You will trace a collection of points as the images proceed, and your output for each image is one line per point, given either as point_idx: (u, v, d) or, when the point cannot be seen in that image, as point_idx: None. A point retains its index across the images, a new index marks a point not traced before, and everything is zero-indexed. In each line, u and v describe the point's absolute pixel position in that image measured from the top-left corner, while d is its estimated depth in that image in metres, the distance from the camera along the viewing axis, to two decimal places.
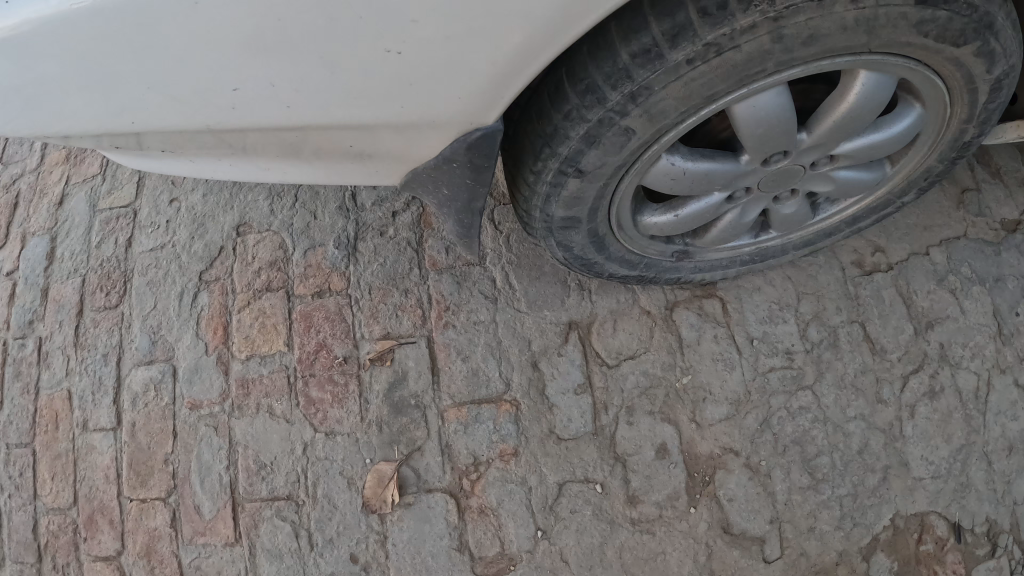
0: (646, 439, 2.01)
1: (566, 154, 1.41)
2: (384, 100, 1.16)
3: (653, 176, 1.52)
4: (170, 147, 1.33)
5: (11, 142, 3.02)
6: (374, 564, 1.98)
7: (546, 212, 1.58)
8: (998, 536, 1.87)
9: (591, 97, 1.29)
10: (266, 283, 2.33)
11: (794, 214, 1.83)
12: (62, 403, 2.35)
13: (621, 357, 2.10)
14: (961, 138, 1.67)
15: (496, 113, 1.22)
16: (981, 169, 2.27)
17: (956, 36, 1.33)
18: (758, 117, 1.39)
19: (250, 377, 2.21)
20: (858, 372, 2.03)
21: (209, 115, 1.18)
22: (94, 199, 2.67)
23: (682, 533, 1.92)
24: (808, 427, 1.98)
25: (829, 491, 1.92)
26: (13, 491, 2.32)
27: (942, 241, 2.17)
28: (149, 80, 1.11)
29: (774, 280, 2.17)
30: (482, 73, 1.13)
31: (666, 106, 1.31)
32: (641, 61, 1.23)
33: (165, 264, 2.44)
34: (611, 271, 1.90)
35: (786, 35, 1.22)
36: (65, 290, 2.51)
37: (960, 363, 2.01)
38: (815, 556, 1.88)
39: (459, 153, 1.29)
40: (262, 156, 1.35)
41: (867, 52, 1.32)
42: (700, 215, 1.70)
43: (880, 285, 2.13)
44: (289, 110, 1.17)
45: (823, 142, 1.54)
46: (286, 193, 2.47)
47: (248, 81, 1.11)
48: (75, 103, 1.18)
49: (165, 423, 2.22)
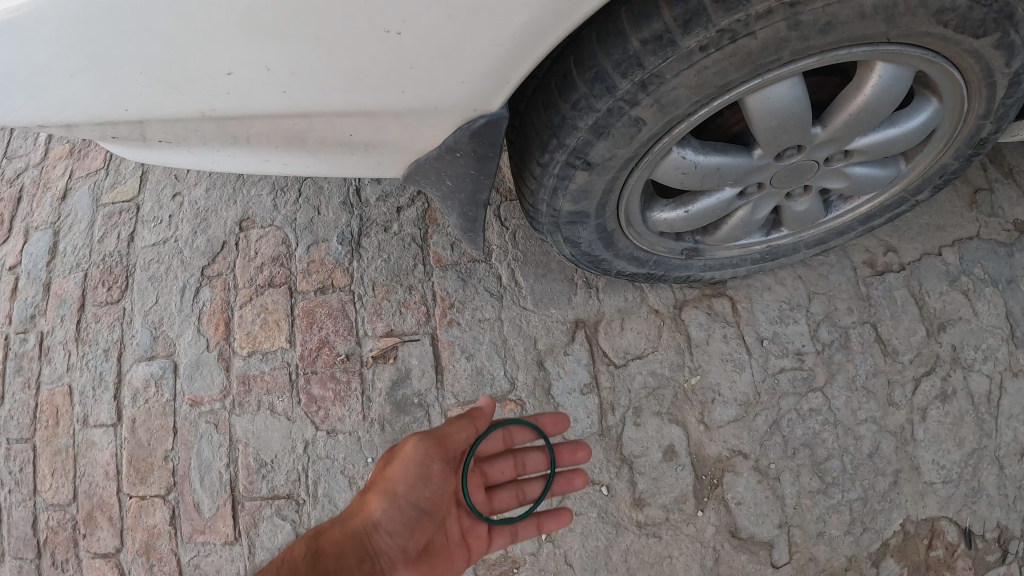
0: (653, 440, 1.97)
1: (574, 146, 1.37)
2: (385, 85, 1.12)
3: (663, 169, 1.49)
4: (171, 137, 1.31)
5: (15, 136, 2.97)
6: None
7: (553, 207, 1.54)
8: (1008, 542, 1.83)
9: (600, 85, 1.26)
10: (268, 279, 2.30)
11: (807, 211, 1.79)
12: (62, 398, 2.31)
13: (628, 357, 2.07)
14: (978, 134, 1.64)
15: (501, 99, 1.18)
16: (994, 169, 2.23)
17: (977, 27, 1.29)
18: (773, 108, 1.36)
19: (251, 374, 2.18)
20: (869, 373, 1.99)
21: (202, 101, 1.15)
22: (96, 194, 2.63)
23: (689, 537, 1.88)
24: (818, 429, 1.94)
25: (839, 496, 1.88)
26: (13, 486, 2.28)
27: (954, 241, 2.13)
28: (143, 63, 1.09)
29: (784, 279, 2.13)
30: (486, 56, 1.09)
31: (679, 96, 1.27)
32: (651, 48, 1.20)
33: (167, 259, 2.41)
34: (619, 268, 1.87)
35: (804, 21, 1.18)
36: (67, 285, 2.48)
37: (972, 366, 1.97)
38: (823, 561, 1.85)
39: (462, 142, 1.25)
40: (265, 146, 1.32)
41: (885, 42, 1.29)
42: (710, 211, 1.67)
43: (892, 285, 2.09)
44: (285, 96, 1.13)
45: (838, 137, 1.51)
46: (289, 187, 2.44)
47: (242, 64, 1.08)
48: (69, 92, 1.16)
49: (165, 420, 2.19)
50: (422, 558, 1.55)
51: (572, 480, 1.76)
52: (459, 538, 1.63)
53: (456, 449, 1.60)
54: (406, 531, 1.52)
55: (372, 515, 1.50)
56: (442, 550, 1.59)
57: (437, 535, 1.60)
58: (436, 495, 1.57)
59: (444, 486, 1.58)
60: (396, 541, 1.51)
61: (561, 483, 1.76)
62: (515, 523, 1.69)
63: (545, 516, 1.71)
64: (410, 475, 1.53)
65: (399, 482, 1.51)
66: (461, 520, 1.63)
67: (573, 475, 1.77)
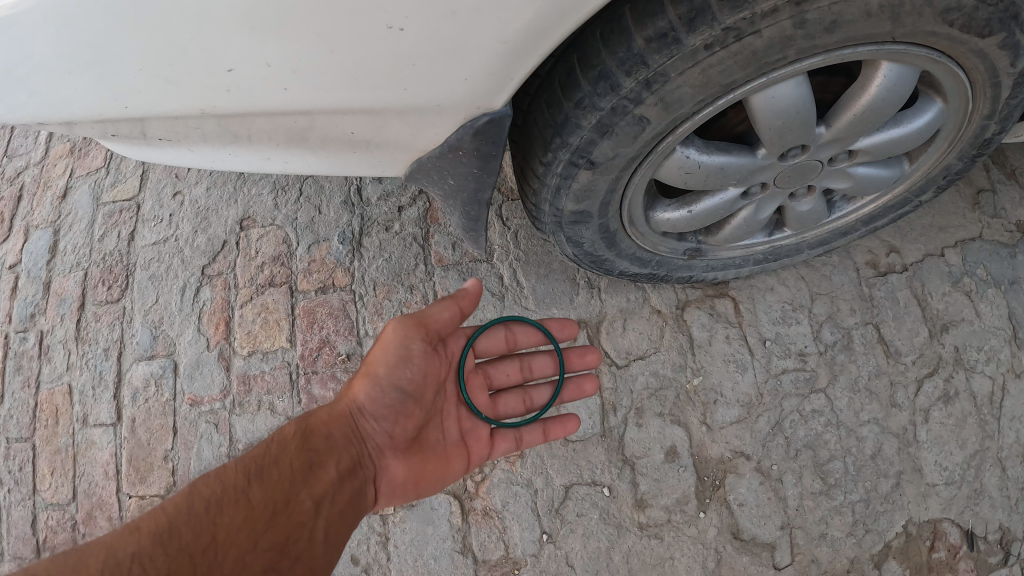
0: (655, 441, 1.96)
1: (577, 144, 1.36)
2: (388, 81, 1.11)
3: (667, 169, 1.48)
4: (171, 135, 1.30)
5: (16, 134, 2.96)
6: (376, 566, 1.95)
7: (556, 206, 1.54)
8: (1011, 544, 1.82)
9: (604, 84, 1.26)
10: (269, 278, 2.29)
11: (810, 211, 1.79)
12: (62, 397, 2.30)
13: (630, 357, 2.06)
14: (982, 135, 1.63)
15: (505, 96, 1.18)
16: (997, 170, 2.22)
17: (982, 26, 1.28)
18: (777, 108, 1.35)
19: (251, 373, 2.17)
20: (872, 375, 1.99)
21: (202, 98, 1.14)
22: (97, 192, 2.63)
23: (691, 538, 1.87)
24: (821, 430, 1.93)
25: (841, 497, 1.87)
26: (12, 485, 2.26)
27: (957, 242, 2.13)
28: (143, 59, 1.08)
29: (786, 280, 2.12)
30: (490, 53, 1.09)
31: (683, 94, 1.26)
32: (656, 46, 1.19)
33: (167, 258, 2.40)
34: (621, 268, 1.86)
35: (809, 20, 1.18)
36: (67, 284, 2.46)
37: (975, 367, 1.97)
38: (826, 563, 1.84)
39: (465, 140, 1.24)
40: (265, 144, 1.31)
41: (890, 41, 1.28)
42: (714, 211, 1.66)
43: (895, 286, 2.09)
44: (286, 92, 1.12)
45: (842, 136, 1.51)
46: (290, 186, 2.43)
47: (243, 60, 1.07)
48: (68, 88, 1.15)
49: (165, 419, 2.18)
50: (413, 447, 1.64)
51: (582, 385, 1.88)
52: (457, 438, 1.73)
53: (440, 330, 1.64)
54: (391, 418, 1.59)
55: (359, 398, 1.58)
56: (434, 443, 1.68)
57: (430, 428, 1.69)
58: (418, 377, 1.61)
59: (426, 365, 1.63)
60: (382, 426, 1.58)
61: (571, 389, 1.88)
62: (520, 427, 1.79)
63: (553, 423, 1.81)
64: (391, 358, 1.58)
65: (380, 365, 1.58)
66: (460, 422, 1.74)
67: (582, 381, 1.88)
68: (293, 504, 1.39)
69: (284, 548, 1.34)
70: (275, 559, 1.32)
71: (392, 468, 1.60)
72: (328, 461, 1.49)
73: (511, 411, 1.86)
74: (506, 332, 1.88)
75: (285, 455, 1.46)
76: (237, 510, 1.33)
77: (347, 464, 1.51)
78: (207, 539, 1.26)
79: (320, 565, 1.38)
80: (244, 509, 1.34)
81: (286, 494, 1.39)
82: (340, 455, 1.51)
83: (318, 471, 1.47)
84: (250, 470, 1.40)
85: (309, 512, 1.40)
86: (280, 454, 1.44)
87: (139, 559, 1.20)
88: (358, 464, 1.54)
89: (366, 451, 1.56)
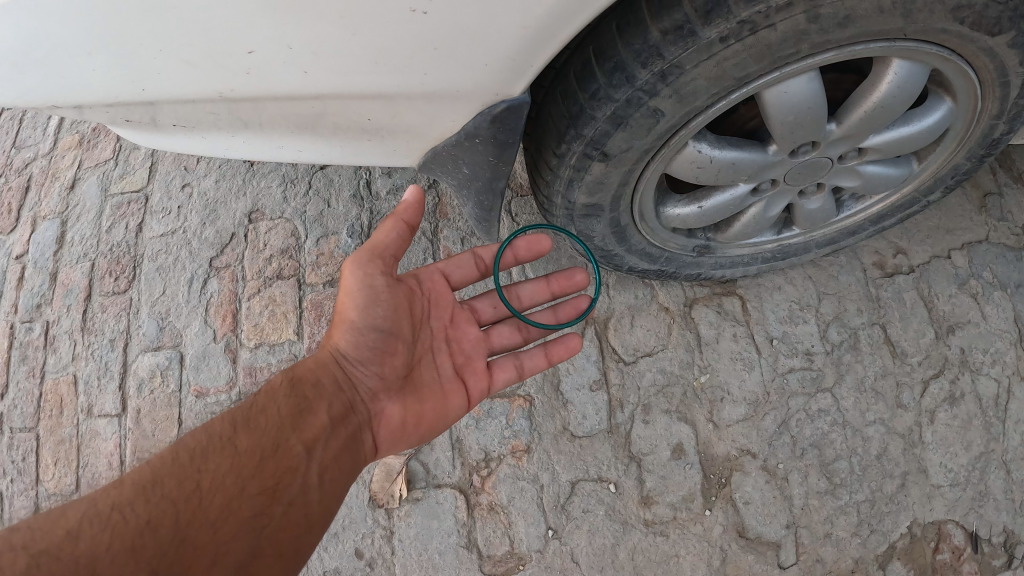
0: (661, 438, 1.96)
1: (592, 136, 1.36)
2: (409, 66, 1.12)
3: (679, 163, 1.49)
4: (185, 121, 1.31)
5: (24, 126, 2.97)
6: (380, 560, 1.95)
7: (568, 199, 1.54)
8: (1016, 547, 1.81)
9: (620, 75, 1.26)
10: (277, 271, 2.30)
11: (819, 209, 1.79)
12: (67, 387, 2.30)
13: (638, 354, 2.07)
14: (990, 135, 1.63)
15: (524, 83, 1.19)
16: (1003, 173, 2.23)
17: (992, 24, 1.29)
18: (789, 104, 1.36)
19: (258, 366, 2.17)
20: (878, 375, 1.99)
21: (220, 80, 1.15)
22: (106, 184, 2.63)
23: (696, 536, 1.87)
24: (827, 429, 1.94)
25: (846, 497, 1.87)
26: (15, 475, 2.25)
27: (964, 244, 2.13)
28: (162, 42, 1.09)
29: (794, 279, 2.13)
30: (511, 38, 1.09)
31: (698, 87, 1.27)
32: (672, 39, 1.20)
33: (175, 249, 2.40)
34: (631, 264, 1.87)
35: (823, 15, 1.18)
36: (74, 275, 2.47)
37: (980, 369, 1.97)
38: (830, 563, 1.83)
39: (482, 127, 1.25)
40: (279, 131, 1.32)
41: (903, 37, 1.29)
42: (724, 207, 1.67)
43: (902, 287, 2.09)
44: (306, 76, 1.13)
45: (853, 133, 1.51)
46: (300, 179, 2.44)
47: (263, 43, 1.08)
48: (85, 70, 1.16)
49: (170, 410, 2.17)
50: (407, 388, 1.64)
51: (579, 304, 1.91)
52: (453, 372, 1.72)
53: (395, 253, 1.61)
54: (379, 360, 1.59)
55: (342, 342, 1.58)
56: (428, 381, 1.67)
57: (421, 366, 1.68)
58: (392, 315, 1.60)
59: (395, 299, 1.61)
60: (373, 369, 1.58)
61: (566, 308, 1.91)
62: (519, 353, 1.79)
63: (552, 344, 1.80)
64: (360, 300, 1.56)
65: (351, 310, 1.57)
66: (453, 357, 1.74)
67: (578, 300, 1.91)
68: (281, 450, 1.41)
69: (273, 493, 1.35)
70: (264, 504, 1.33)
71: (389, 411, 1.60)
72: (318, 407, 1.50)
73: (508, 342, 1.86)
74: (511, 255, 1.82)
75: (273, 406, 1.48)
76: (223, 458, 1.35)
77: (339, 410, 1.52)
78: (192, 484, 1.30)
79: (315, 509, 1.39)
80: (231, 455, 1.36)
81: (274, 441, 1.41)
82: (330, 401, 1.52)
83: (308, 417, 1.48)
84: (236, 420, 1.43)
85: (299, 458, 1.41)
86: (268, 404, 1.48)
87: (122, 507, 1.24)
88: (350, 408, 1.54)
89: (359, 395, 1.56)
